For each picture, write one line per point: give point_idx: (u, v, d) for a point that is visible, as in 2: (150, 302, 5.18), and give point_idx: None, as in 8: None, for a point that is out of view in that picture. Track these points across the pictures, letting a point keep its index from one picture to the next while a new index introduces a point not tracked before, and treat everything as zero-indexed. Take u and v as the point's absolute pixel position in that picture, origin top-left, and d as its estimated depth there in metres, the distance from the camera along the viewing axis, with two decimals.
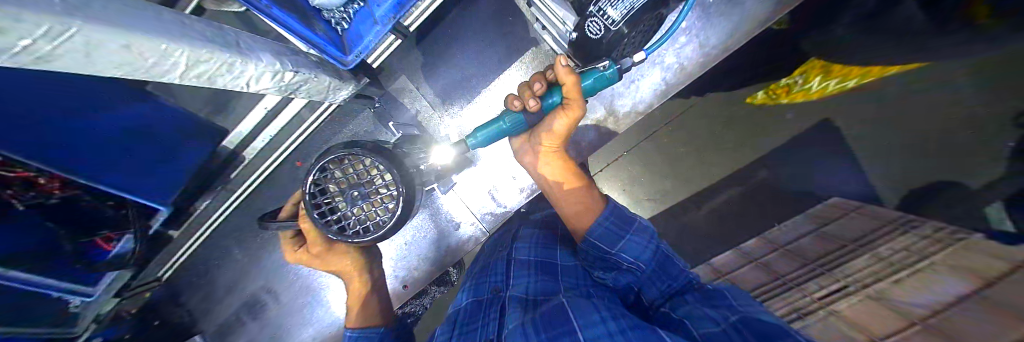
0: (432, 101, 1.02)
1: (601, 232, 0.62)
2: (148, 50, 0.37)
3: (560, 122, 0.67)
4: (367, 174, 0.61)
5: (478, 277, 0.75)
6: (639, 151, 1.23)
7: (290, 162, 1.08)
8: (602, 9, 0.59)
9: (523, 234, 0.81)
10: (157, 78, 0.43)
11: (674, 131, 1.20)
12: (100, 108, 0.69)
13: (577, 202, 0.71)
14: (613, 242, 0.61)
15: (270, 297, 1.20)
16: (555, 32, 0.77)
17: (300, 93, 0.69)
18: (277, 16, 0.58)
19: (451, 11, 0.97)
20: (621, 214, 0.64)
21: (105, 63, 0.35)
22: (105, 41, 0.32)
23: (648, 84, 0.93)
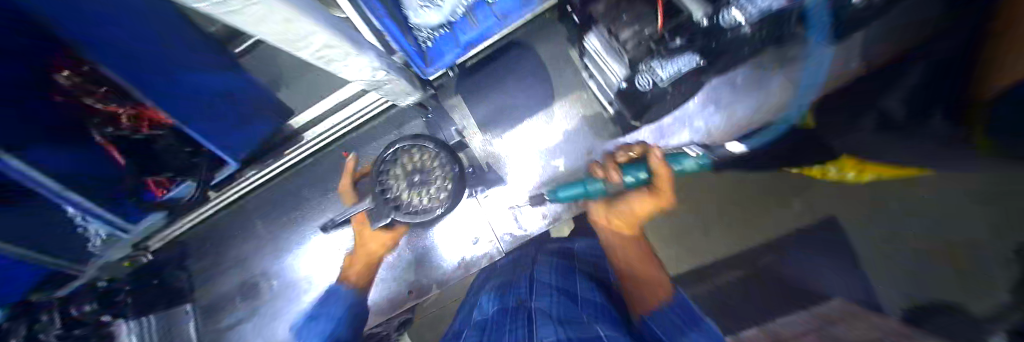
0: (478, 120, 1.13)
1: (661, 318, 0.53)
2: (305, 30, 0.43)
3: (641, 204, 0.71)
4: (429, 162, 0.81)
5: (498, 292, 0.73)
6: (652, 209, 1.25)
7: (338, 150, 1.20)
8: (652, 68, 0.70)
9: (542, 260, 0.81)
10: (296, 51, 0.49)
11: (679, 201, 1.23)
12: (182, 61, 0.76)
13: (652, 281, 0.63)
14: (675, 335, 0.49)
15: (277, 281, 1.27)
16: (603, 79, 0.90)
17: (381, 90, 0.78)
18: (387, 25, 0.66)
19: (512, 49, 1.12)
20: (686, 308, 0.54)
21: (271, 33, 0.41)
22: (286, 19, 0.37)
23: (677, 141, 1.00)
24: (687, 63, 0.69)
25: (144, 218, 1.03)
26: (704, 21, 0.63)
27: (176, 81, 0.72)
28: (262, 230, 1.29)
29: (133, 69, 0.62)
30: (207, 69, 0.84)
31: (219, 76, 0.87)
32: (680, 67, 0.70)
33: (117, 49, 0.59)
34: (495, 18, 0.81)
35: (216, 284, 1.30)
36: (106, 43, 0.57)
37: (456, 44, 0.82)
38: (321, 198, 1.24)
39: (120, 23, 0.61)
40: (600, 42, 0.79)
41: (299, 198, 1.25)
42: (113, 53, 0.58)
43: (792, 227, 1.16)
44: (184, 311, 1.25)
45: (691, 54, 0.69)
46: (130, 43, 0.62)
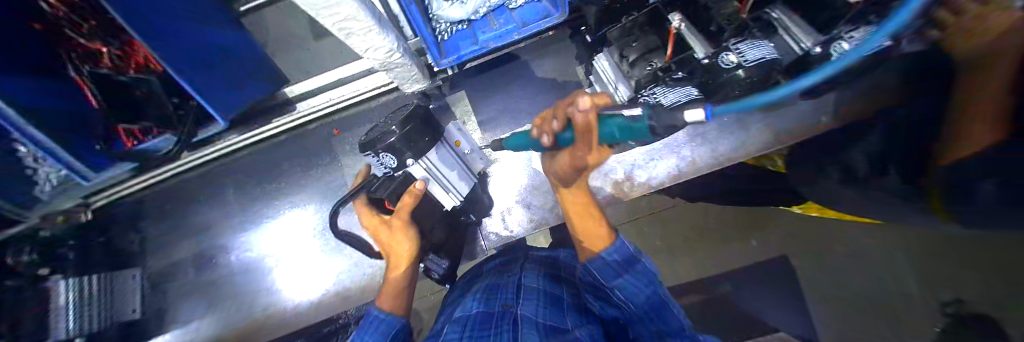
0: (480, 119, 1.14)
1: (601, 264, 0.62)
2: None
3: (566, 159, 0.72)
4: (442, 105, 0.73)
5: (484, 294, 0.70)
6: (629, 226, 1.33)
7: (329, 128, 1.17)
8: (654, 93, 0.72)
9: (529, 267, 0.81)
10: (320, 17, 0.49)
11: (653, 222, 1.33)
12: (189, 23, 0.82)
13: (592, 232, 0.71)
14: (609, 277, 0.60)
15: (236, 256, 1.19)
16: (606, 98, 0.93)
17: (391, 72, 0.78)
18: (410, 10, 0.67)
19: (522, 56, 1.17)
20: (626, 253, 0.62)
21: None
22: None
23: (662, 166, 1.08)
24: (687, 93, 0.68)
25: (111, 167, 0.99)
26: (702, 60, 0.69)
27: (176, 34, 0.76)
28: (233, 199, 1.23)
29: (132, 13, 0.65)
30: (212, 31, 0.90)
31: (223, 39, 0.92)
32: (681, 95, 0.68)
33: None
34: (513, 24, 0.82)
35: (173, 252, 1.23)
36: None
37: (472, 41, 0.83)
38: (303, 174, 1.18)
39: None
40: (609, 64, 0.85)
41: (275, 171, 1.21)
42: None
43: (755, 259, 1.25)
44: (131, 276, 1.16)
45: (689, 87, 0.70)
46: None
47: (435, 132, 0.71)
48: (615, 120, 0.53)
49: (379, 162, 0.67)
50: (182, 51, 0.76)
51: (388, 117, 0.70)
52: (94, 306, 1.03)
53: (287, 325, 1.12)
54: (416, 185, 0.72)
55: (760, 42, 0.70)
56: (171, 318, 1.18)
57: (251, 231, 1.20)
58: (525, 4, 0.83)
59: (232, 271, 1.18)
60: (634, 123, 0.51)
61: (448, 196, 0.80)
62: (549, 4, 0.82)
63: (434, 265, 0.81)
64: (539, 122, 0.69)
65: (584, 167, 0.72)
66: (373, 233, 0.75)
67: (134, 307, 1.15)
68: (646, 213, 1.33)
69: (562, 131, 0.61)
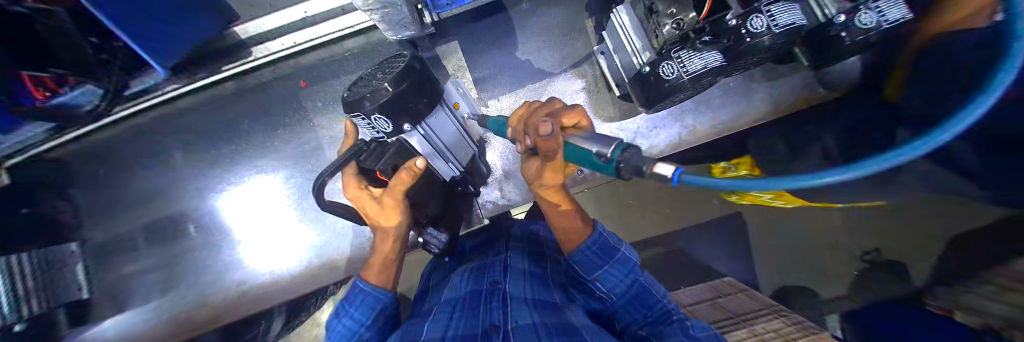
0: (476, 76, 1.02)
1: (584, 259, 0.59)
2: None
3: (534, 168, 0.57)
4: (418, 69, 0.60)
5: (473, 274, 0.68)
6: (610, 188, 1.34)
7: (295, 80, 0.99)
8: (680, 57, 0.66)
9: (514, 246, 0.79)
10: None
11: (630, 183, 1.34)
12: None
13: (571, 226, 0.61)
14: (590, 270, 0.59)
15: (194, 226, 1.07)
16: (620, 60, 0.85)
17: (375, 14, 0.63)
18: None
19: (525, 4, 1.02)
20: (604, 243, 0.59)
21: None
22: None
23: (664, 133, 1.04)
24: (711, 58, 0.65)
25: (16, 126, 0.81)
26: (731, 20, 0.63)
27: None
28: (186, 160, 1.06)
29: None
30: None
31: None
32: (707, 61, 0.65)
33: None
34: None
35: (124, 221, 1.09)
36: None
37: None
38: (268, 135, 1.03)
39: None
40: (627, 18, 0.77)
41: (236, 131, 1.03)
42: None
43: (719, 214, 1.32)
44: (68, 251, 1.03)
45: (713, 53, 0.66)
46: None
47: (432, 98, 0.61)
48: (579, 152, 0.43)
49: (371, 125, 0.56)
50: None
51: (375, 70, 0.59)
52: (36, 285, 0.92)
53: (258, 301, 1.05)
54: (416, 162, 0.61)
55: (793, 2, 0.64)
56: (128, 294, 1.08)
57: (215, 197, 1.06)
58: None
59: (194, 244, 1.07)
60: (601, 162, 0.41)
61: (444, 167, 0.71)
62: None
63: (433, 238, 0.75)
64: (515, 119, 0.55)
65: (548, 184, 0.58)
66: (361, 206, 0.67)
67: (78, 285, 1.03)
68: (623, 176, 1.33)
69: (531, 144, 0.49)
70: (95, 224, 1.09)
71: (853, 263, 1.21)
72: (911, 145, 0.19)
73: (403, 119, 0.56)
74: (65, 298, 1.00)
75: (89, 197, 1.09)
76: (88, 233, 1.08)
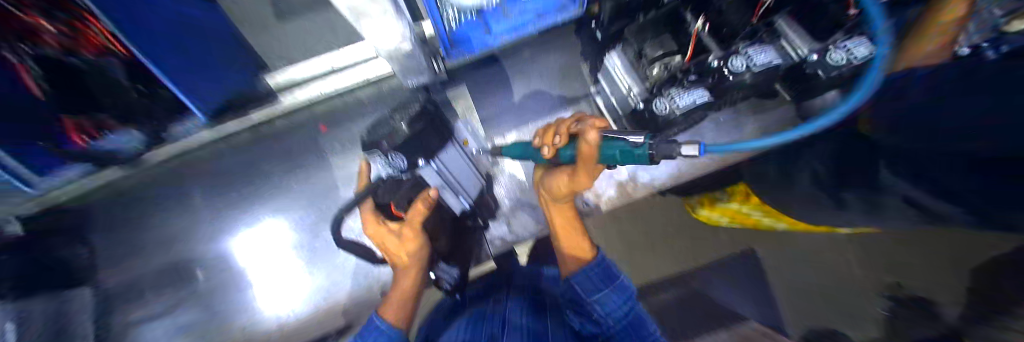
0: (483, 115, 1.10)
1: (584, 281, 0.60)
2: None
3: (564, 181, 0.62)
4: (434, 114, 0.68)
5: (469, 324, 0.58)
6: (623, 221, 1.26)
7: (314, 123, 1.05)
8: (671, 93, 0.72)
9: (508, 296, 0.69)
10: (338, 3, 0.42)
11: (634, 219, 1.25)
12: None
13: (576, 245, 0.68)
14: (591, 292, 0.58)
15: (200, 269, 1.06)
16: (616, 98, 0.92)
17: (395, 64, 0.71)
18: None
19: (526, 52, 1.13)
20: (606, 268, 0.61)
21: None
22: None
23: (664, 166, 1.08)
24: (695, 97, 0.70)
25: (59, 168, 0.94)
26: (713, 61, 0.71)
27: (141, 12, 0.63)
28: (200, 202, 1.08)
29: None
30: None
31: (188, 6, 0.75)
32: (695, 98, 0.70)
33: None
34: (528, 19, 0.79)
35: (132, 264, 1.08)
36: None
37: (484, 31, 0.76)
38: (283, 174, 1.06)
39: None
40: (620, 61, 0.83)
41: (254, 171, 1.08)
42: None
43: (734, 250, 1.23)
44: (79, 294, 1.03)
45: (698, 90, 0.71)
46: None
47: (444, 135, 0.65)
48: (613, 144, 0.47)
49: (387, 163, 0.60)
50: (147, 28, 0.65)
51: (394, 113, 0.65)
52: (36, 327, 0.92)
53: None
54: (431, 193, 0.65)
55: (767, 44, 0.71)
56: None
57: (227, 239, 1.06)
58: None
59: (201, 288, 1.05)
60: (633, 149, 0.44)
61: (455, 200, 0.74)
62: None
63: (444, 273, 0.72)
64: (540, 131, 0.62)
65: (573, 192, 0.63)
66: (377, 241, 0.66)
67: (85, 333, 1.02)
68: (626, 212, 1.25)
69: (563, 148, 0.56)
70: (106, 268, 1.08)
71: (879, 299, 1.14)
72: (786, 133, 0.31)
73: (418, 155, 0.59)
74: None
75: (104, 240, 1.10)
76: (100, 276, 1.08)
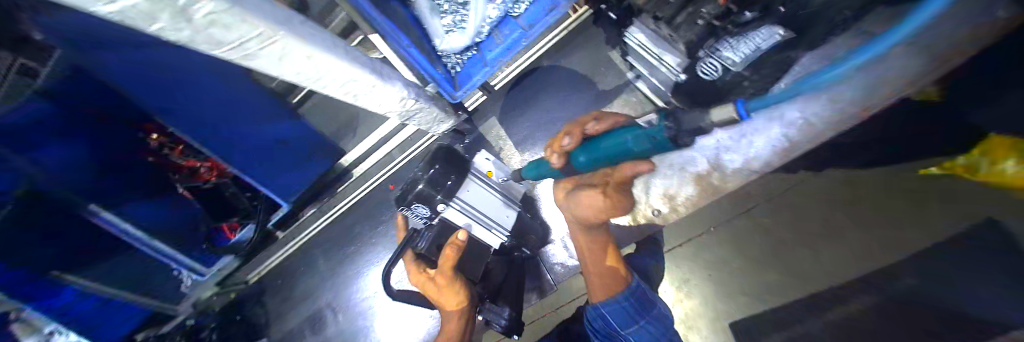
0: (516, 140, 1.07)
1: (618, 315, 0.57)
2: (322, 62, 0.45)
3: (585, 197, 0.62)
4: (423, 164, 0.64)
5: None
6: (725, 230, 0.84)
7: (385, 185, 1.16)
8: (717, 50, 0.56)
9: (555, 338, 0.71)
10: (319, 88, 0.50)
11: (777, 207, 0.81)
12: (254, 122, 0.85)
13: (602, 275, 0.64)
14: (626, 324, 0.57)
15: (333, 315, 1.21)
16: (654, 78, 0.77)
17: (414, 121, 0.78)
18: (413, 54, 0.69)
19: (546, 62, 1.07)
20: (643, 299, 0.58)
21: (292, 70, 0.44)
22: (299, 50, 0.40)
23: (764, 140, 0.75)
24: (768, 36, 0.52)
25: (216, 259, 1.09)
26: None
27: (236, 135, 0.79)
28: (325, 266, 1.24)
29: (193, 122, 0.70)
30: (277, 124, 0.92)
31: (288, 130, 0.94)
32: (759, 42, 0.52)
33: (182, 109, 0.69)
34: (519, 30, 0.75)
35: (290, 320, 1.24)
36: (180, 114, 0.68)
37: (483, 63, 0.79)
38: (372, 232, 1.19)
39: (181, 85, 0.69)
40: (643, 35, 0.70)
41: (342, 239, 1.22)
42: (185, 117, 0.68)
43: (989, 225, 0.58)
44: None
45: (770, 27, 0.52)
46: (152, 86, 0.64)
47: (462, 171, 0.66)
48: (630, 131, 0.46)
49: (414, 214, 0.65)
50: (237, 145, 0.79)
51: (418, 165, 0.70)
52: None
53: None
54: (457, 235, 0.66)
55: None
56: None
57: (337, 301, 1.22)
58: (531, 5, 0.74)
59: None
60: (649, 130, 0.42)
61: (494, 238, 0.72)
62: None
63: (493, 316, 0.67)
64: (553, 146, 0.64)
65: (601, 207, 0.61)
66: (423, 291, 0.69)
67: None
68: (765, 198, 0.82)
69: (576, 148, 0.56)
70: (274, 323, 1.25)
71: None
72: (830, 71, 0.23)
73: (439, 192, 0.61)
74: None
75: (270, 302, 1.26)
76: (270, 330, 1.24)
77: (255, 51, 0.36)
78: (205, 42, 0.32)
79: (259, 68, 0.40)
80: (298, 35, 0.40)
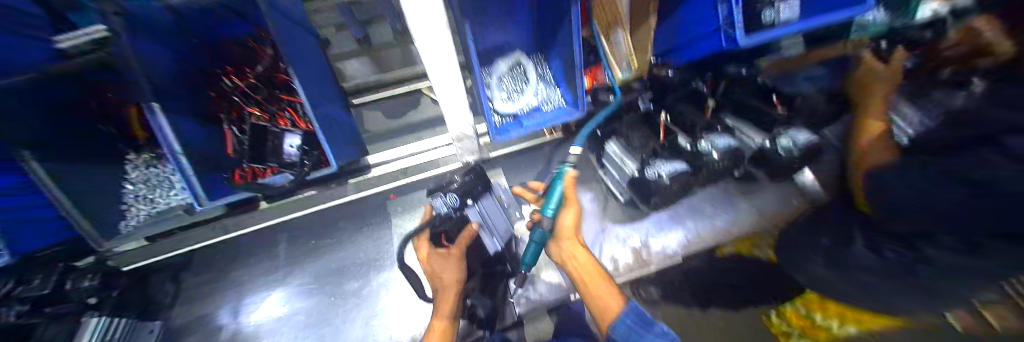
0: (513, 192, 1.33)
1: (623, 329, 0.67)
2: (454, 78, 0.74)
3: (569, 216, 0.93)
4: (453, 177, 0.93)
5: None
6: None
7: (384, 194, 1.21)
8: (654, 168, 1.02)
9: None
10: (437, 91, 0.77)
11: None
12: (330, 101, 0.99)
13: (602, 297, 0.78)
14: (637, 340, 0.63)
15: (230, 320, 1.02)
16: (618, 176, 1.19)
17: (459, 143, 1.04)
18: (483, 99, 1.00)
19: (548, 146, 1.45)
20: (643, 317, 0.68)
21: (437, 74, 0.72)
22: (451, 68, 0.69)
23: (673, 235, 1.16)
24: (670, 167, 1.01)
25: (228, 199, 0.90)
26: (685, 145, 1.04)
27: (317, 97, 0.90)
28: (286, 256, 1.11)
29: (298, 70, 0.83)
30: (339, 111, 1.05)
31: (346, 120, 1.07)
32: (666, 169, 1.01)
33: (297, 60, 0.83)
34: (551, 116, 1.14)
35: (205, 305, 1.04)
36: (295, 61, 0.82)
37: (520, 125, 1.12)
38: (354, 232, 1.15)
39: (297, 44, 0.85)
40: (615, 146, 1.14)
41: (314, 234, 1.15)
42: (296, 64, 0.82)
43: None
44: (148, 329, 0.99)
45: (674, 163, 1.02)
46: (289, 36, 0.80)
47: (485, 184, 0.92)
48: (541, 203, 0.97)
49: (444, 203, 0.85)
50: (316, 102, 0.89)
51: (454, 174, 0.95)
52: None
53: None
54: (472, 225, 0.89)
55: (723, 134, 1.05)
56: None
57: (223, 319, 1.02)
58: (556, 106, 1.18)
59: None
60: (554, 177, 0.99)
61: (494, 244, 0.92)
62: (571, 108, 1.16)
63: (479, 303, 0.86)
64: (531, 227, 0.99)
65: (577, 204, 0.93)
66: (429, 267, 0.86)
67: None
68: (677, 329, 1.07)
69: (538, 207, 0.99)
70: (179, 305, 1.04)
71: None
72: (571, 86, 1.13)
73: (471, 190, 0.89)
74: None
75: (191, 280, 1.07)
76: (173, 312, 1.03)
77: (435, 65, 0.67)
78: (423, 48, 0.62)
79: (432, 76, 0.71)
80: (457, 70, 0.72)
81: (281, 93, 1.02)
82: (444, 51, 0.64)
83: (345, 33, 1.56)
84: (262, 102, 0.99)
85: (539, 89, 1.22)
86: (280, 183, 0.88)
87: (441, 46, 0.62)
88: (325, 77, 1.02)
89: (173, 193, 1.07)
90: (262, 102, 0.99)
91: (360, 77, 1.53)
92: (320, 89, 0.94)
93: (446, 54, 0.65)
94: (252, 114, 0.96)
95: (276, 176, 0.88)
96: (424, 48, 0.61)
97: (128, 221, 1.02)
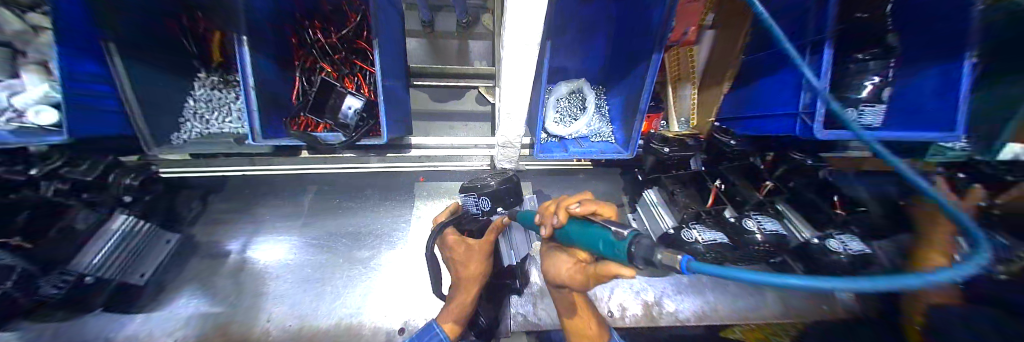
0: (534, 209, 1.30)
1: None
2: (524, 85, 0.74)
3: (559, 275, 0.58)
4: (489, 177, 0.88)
5: None
6: None
7: (415, 174, 1.24)
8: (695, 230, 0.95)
9: None
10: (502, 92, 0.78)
11: None
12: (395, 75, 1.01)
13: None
14: None
15: (237, 252, 1.02)
16: (649, 225, 1.15)
17: (500, 149, 1.03)
18: (540, 115, 1.00)
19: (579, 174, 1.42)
20: None
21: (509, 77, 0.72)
22: (525, 73, 0.70)
23: (688, 301, 1.10)
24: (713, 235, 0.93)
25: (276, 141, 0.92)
26: (729, 217, 1.00)
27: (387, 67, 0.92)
28: (309, 207, 1.13)
29: (380, 37, 0.85)
30: (399, 85, 1.07)
31: (402, 95, 1.09)
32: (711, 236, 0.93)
33: (381, 27, 0.86)
34: (598, 149, 1.13)
35: (219, 232, 1.06)
36: (379, 27, 0.84)
37: (565, 149, 1.11)
38: (374, 202, 1.16)
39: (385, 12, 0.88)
40: (655, 196, 1.12)
41: (338, 194, 1.17)
42: (380, 30, 0.84)
43: None
44: (164, 240, 0.99)
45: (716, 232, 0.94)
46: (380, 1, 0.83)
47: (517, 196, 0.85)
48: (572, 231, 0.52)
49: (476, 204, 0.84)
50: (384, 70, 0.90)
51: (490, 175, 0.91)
52: (122, 256, 0.88)
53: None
54: (501, 219, 0.82)
55: (771, 218, 1.00)
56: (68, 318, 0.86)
57: (230, 246, 1.03)
58: (602, 142, 1.18)
59: (197, 270, 0.98)
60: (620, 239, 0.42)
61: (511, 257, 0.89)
62: (618, 146, 1.15)
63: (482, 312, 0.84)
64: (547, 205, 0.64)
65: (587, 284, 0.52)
66: (452, 253, 0.80)
67: None
68: None
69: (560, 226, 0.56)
70: (200, 224, 1.07)
71: None
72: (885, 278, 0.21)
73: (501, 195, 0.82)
74: (119, 283, 0.87)
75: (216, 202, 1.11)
76: (193, 228, 1.06)
77: (511, 65, 0.69)
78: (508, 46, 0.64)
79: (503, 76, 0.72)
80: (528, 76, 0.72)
81: (357, 59, 1.06)
82: (524, 56, 0.66)
83: (414, 13, 1.68)
84: (334, 62, 1.03)
85: (592, 120, 1.20)
86: (334, 142, 0.89)
87: (523, 46, 0.64)
88: (396, 50, 1.05)
89: (228, 121, 1.12)
90: (335, 62, 1.03)
91: (417, 58, 1.57)
92: (391, 59, 0.97)
93: (525, 55, 0.66)
94: (325, 70, 1.02)
95: (330, 134, 0.90)
96: (510, 44, 0.63)
97: (180, 135, 1.07)
